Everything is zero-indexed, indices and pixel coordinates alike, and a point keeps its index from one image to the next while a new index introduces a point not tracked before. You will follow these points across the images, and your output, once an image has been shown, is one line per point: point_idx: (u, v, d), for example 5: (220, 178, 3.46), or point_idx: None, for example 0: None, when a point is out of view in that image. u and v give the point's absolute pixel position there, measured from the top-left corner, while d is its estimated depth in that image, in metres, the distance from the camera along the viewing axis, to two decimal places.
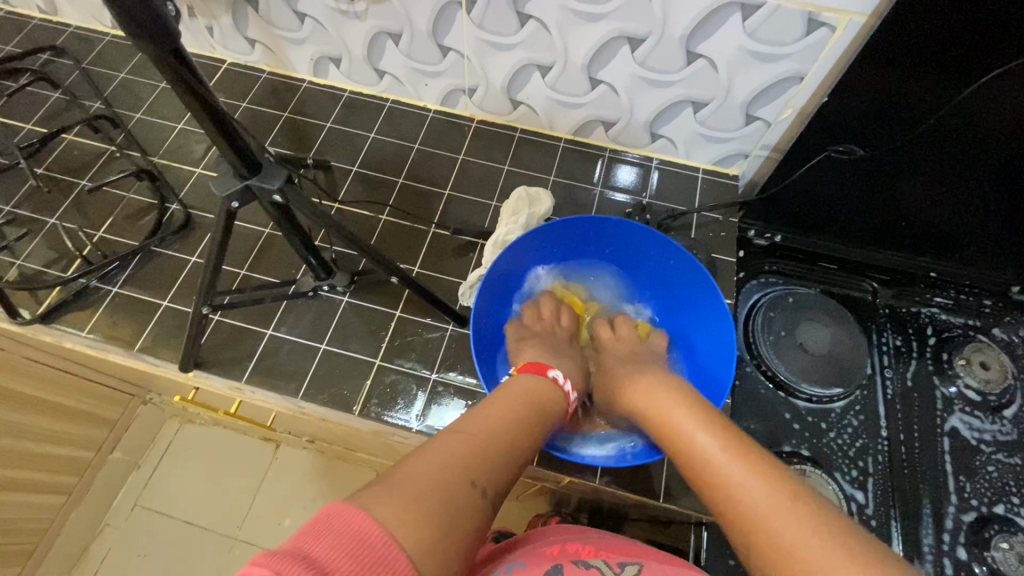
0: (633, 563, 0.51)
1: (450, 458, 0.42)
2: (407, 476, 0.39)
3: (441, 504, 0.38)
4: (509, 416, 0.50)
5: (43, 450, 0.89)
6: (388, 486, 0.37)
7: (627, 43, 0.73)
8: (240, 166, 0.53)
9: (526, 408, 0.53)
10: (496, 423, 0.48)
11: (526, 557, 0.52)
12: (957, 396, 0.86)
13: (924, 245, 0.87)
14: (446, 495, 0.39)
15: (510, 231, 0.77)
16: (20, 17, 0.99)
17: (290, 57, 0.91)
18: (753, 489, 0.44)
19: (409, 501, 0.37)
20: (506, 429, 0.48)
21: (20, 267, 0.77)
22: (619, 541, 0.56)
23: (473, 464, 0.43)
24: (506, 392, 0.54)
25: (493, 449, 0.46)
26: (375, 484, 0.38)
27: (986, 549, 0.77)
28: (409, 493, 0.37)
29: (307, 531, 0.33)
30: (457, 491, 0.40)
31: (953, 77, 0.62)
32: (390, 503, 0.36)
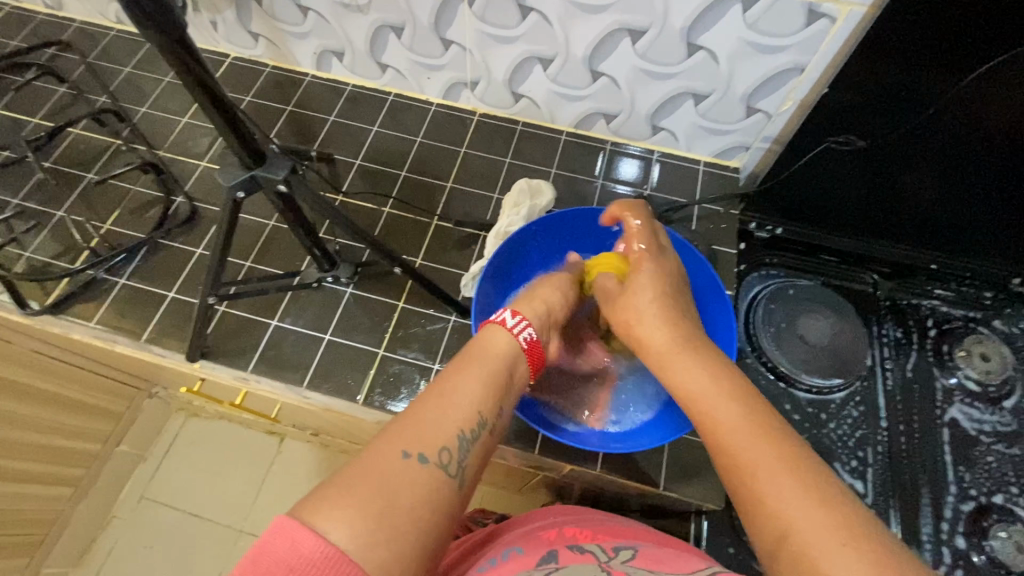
0: (629, 547, 0.49)
1: (401, 439, 0.41)
2: (355, 469, 0.39)
3: (387, 497, 0.38)
4: (474, 376, 0.48)
5: (51, 440, 0.90)
6: (338, 487, 0.37)
7: (628, 35, 0.74)
8: (246, 156, 0.54)
9: (496, 366, 0.50)
10: (457, 388, 0.46)
11: (523, 543, 0.52)
12: (956, 387, 0.87)
13: (925, 237, 0.88)
14: (394, 485, 0.39)
15: (511, 223, 0.78)
16: (26, 12, 1.00)
17: (293, 51, 0.92)
18: (757, 453, 0.42)
19: (355, 507, 0.36)
20: (468, 392, 0.46)
21: (28, 259, 0.78)
22: (620, 526, 0.56)
23: (432, 435, 0.42)
24: (479, 347, 0.51)
25: (455, 418, 0.44)
26: (324, 486, 0.38)
27: (985, 538, 0.77)
28: (351, 494, 0.37)
29: (257, 554, 0.34)
30: (410, 474, 0.39)
31: (953, 67, 0.63)
32: (337, 510, 0.36)
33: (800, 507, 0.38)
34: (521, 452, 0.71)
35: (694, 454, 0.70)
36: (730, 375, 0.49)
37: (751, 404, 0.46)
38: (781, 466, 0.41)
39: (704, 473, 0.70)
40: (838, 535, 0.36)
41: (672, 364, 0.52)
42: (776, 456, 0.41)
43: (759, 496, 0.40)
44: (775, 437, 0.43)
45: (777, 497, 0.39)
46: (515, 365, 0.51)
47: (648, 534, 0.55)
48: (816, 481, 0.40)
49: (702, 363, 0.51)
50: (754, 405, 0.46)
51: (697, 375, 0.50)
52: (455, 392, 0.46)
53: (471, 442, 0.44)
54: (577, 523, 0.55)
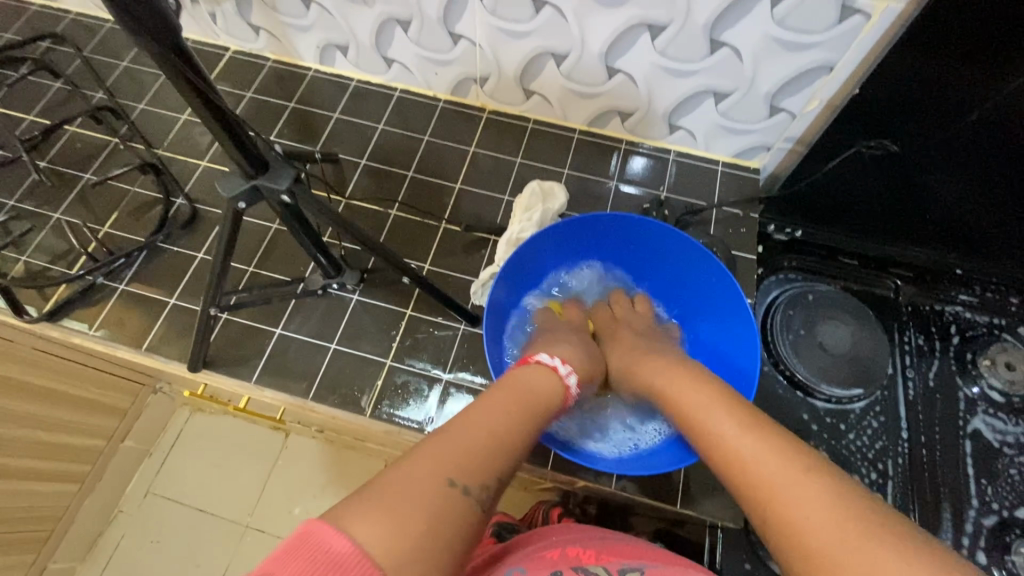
0: (634, 568, 0.48)
1: (448, 459, 0.37)
2: (397, 478, 0.35)
3: (427, 520, 0.34)
4: (514, 403, 0.45)
5: (57, 440, 0.89)
6: (374, 501, 0.33)
7: (647, 30, 0.70)
8: (246, 166, 0.51)
9: (535, 402, 0.47)
10: (497, 416, 0.43)
11: (526, 565, 0.50)
12: (979, 397, 0.84)
13: (950, 242, 0.84)
14: (433, 510, 0.34)
15: (522, 229, 0.75)
16: (18, 3, 0.96)
17: (296, 44, 0.88)
18: (796, 492, 0.38)
19: (393, 517, 0.33)
20: (512, 429, 0.43)
21: (26, 262, 0.76)
22: (625, 545, 0.54)
23: (469, 470, 0.38)
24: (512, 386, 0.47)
25: (496, 452, 0.41)
26: (359, 497, 0.34)
27: (1007, 554, 0.75)
28: (389, 508, 0.33)
29: (284, 557, 0.30)
30: (451, 504, 0.35)
31: (997, 68, 0.59)
32: (378, 522, 0.32)
33: (851, 549, 0.34)
34: (532, 467, 0.69)
35: (707, 470, 0.68)
36: (758, 417, 0.45)
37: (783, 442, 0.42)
38: (817, 504, 0.37)
39: (723, 490, 0.67)
40: (858, 545, 0.34)
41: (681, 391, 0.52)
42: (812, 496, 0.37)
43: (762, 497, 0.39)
44: (808, 470, 0.39)
45: (822, 530, 0.35)
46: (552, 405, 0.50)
47: (652, 549, 0.54)
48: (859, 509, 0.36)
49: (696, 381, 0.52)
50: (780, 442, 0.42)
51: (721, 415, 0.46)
52: (497, 423, 0.42)
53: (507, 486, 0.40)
54: (581, 543, 0.53)
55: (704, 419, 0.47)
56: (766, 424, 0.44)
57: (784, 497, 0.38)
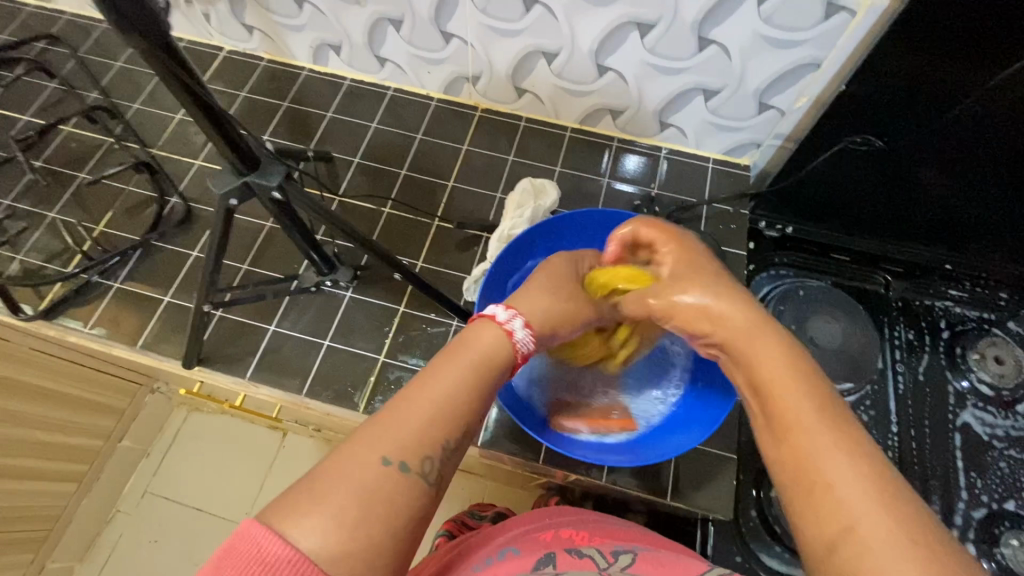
0: (626, 550, 0.49)
1: (380, 442, 0.39)
2: (327, 471, 0.38)
3: (362, 506, 0.36)
4: (458, 371, 0.44)
5: (54, 438, 0.90)
6: (305, 497, 0.36)
7: (637, 28, 0.71)
8: (239, 162, 0.52)
9: (484, 367, 0.45)
10: (440, 389, 0.43)
11: (519, 543, 0.51)
12: (969, 391, 0.85)
13: (939, 237, 0.85)
14: (369, 493, 0.37)
15: (514, 226, 0.76)
16: (13, 4, 0.97)
17: (289, 44, 0.89)
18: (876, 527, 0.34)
19: (322, 512, 0.35)
20: (453, 390, 0.43)
21: (22, 261, 0.76)
22: (617, 528, 0.55)
23: (402, 446, 0.39)
24: (462, 352, 0.45)
25: (438, 423, 0.41)
26: (290, 494, 0.36)
27: (996, 545, 0.76)
28: (320, 500, 0.36)
29: (222, 554, 0.33)
30: (385, 483, 0.38)
31: (981, 62, 0.59)
32: (309, 512, 0.35)
33: (905, 563, 0.32)
34: (524, 461, 0.70)
35: (698, 463, 0.69)
36: (827, 398, 0.41)
37: (877, 470, 0.37)
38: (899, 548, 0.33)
39: (713, 483, 0.68)
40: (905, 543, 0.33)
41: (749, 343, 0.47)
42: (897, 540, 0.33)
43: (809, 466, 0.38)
44: (899, 508, 0.35)
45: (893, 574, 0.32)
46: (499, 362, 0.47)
47: (643, 532, 0.56)
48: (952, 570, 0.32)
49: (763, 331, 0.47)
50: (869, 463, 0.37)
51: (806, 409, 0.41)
52: (435, 395, 0.42)
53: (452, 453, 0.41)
54: (575, 525, 0.55)
55: (784, 401, 0.42)
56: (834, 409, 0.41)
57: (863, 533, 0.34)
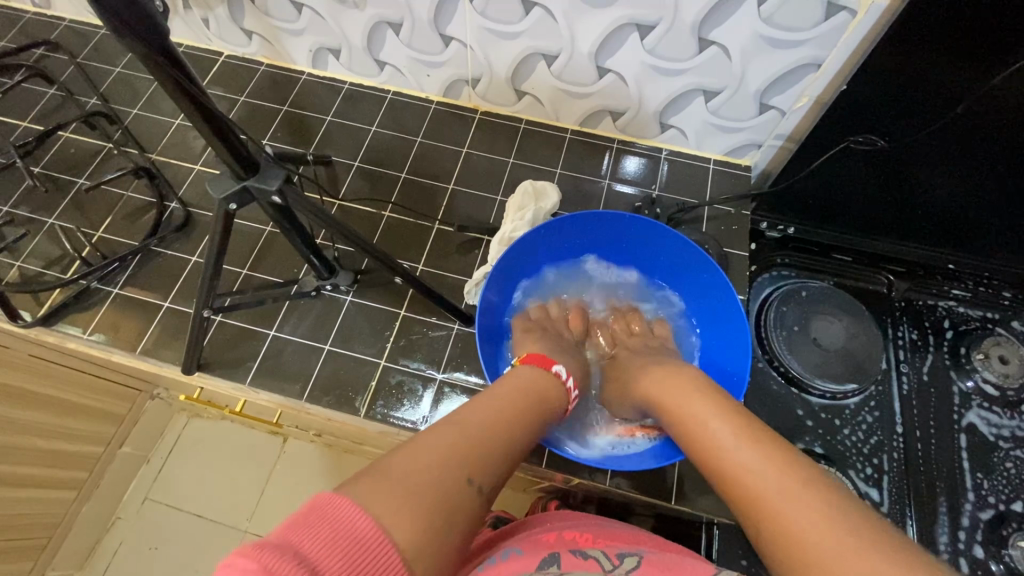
0: (632, 552, 0.49)
1: (454, 458, 0.41)
2: (401, 464, 0.38)
3: (439, 509, 0.37)
4: (514, 419, 0.48)
5: (53, 446, 0.89)
6: (385, 478, 0.37)
7: (636, 30, 0.70)
8: (237, 167, 0.52)
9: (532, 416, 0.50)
10: (501, 426, 0.46)
11: (524, 544, 0.51)
12: (974, 391, 0.84)
13: (942, 236, 0.85)
14: (445, 489, 0.38)
15: (515, 228, 0.76)
16: (12, 10, 0.97)
17: (288, 48, 0.88)
18: (798, 519, 0.38)
19: (403, 493, 0.36)
20: (507, 424, 0.47)
21: (21, 267, 0.76)
22: (621, 530, 0.55)
23: (476, 460, 0.42)
24: (511, 391, 0.51)
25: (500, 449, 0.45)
26: (370, 475, 0.37)
27: (1004, 547, 0.75)
28: (403, 490, 0.36)
29: (302, 520, 0.33)
30: (461, 487, 0.39)
31: (985, 59, 0.59)
32: (391, 495, 0.36)
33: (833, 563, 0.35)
34: (527, 465, 0.69)
35: None
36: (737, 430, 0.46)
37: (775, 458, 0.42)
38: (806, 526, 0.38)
39: None
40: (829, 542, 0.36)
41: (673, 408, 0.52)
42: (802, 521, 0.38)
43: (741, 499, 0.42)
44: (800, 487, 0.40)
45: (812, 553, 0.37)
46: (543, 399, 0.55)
47: (646, 535, 0.55)
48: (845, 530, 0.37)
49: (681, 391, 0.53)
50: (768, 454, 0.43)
51: (714, 431, 0.47)
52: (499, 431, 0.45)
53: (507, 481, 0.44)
54: (578, 526, 0.54)
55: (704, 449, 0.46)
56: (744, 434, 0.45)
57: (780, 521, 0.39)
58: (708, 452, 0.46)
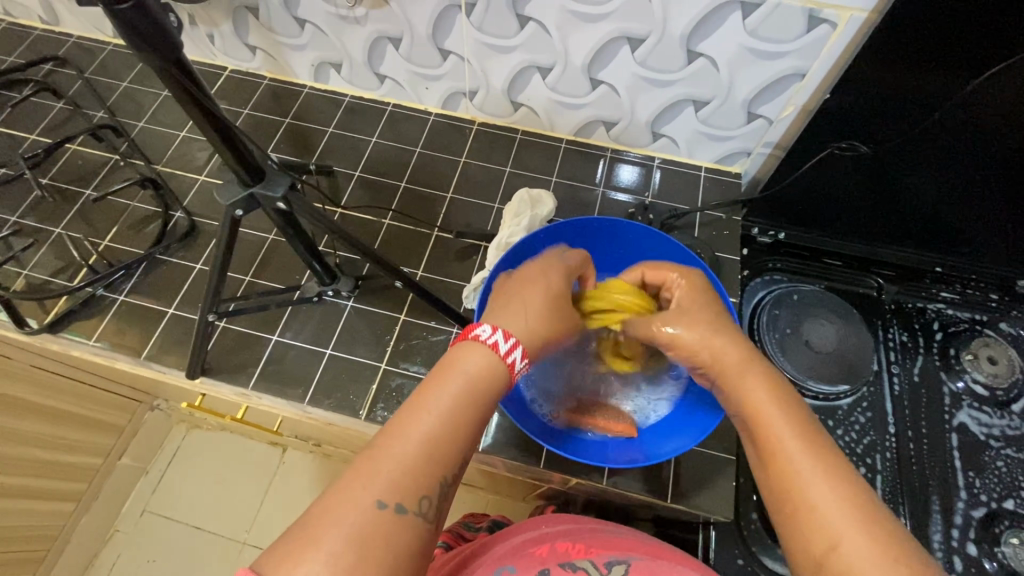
0: (620, 562, 0.51)
1: (375, 484, 0.40)
2: (322, 518, 0.39)
3: (359, 549, 0.38)
4: (445, 416, 0.44)
5: (53, 456, 0.89)
6: (305, 538, 0.38)
7: (627, 43, 0.73)
8: (244, 174, 0.54)
9: (468, 409, 0.45)
10: (427, 430, 0.43)
11: (516, 560, 0.52)
12: (964, 391, 0.86)
13: (929, 240, 0.87)
14: (367, 536, 0.38)
15: (512, 234, 0.78)
16: (22, 28, 1.00)
17: (291, 63, 0.91)
18: (849, 534, 0.40)
19: (322, 553, 0.37)
20: (448, 425, 0.43)
21: (27, 276, 0.77)
22: (611, 530, 0.57)
23: (399, 487, 0.40)
24: (448, 390, 0.45)
25: (435, 459, 0.42)
26: (292, 535, 0.38)
27: (996, 545, 0.76)
28: (317, 547, 0.37)
29: None
30: (385, 526, 0.39)
31: (959, 67, 0.62)
32: (313, 560, 0.37)
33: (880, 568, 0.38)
34: (525, 466, 0.70)
35: (699, 464, 0.70)
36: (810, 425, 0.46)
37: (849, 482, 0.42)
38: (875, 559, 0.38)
39: (712, 485, 0.69)
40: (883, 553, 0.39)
41: (746, 378, 0.49)
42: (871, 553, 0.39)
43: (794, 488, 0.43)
44: (876, 522, 0.40)
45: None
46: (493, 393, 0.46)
47: (638, 535, 0.57)
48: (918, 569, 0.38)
49: (753, 366, 0.49)
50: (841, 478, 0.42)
51: (792, 438, 0.45)
52: (426, 434, 0.43)
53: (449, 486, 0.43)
54: (569, 531, 0.55)
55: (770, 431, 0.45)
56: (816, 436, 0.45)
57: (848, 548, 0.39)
58: (780, 456, 0.44)
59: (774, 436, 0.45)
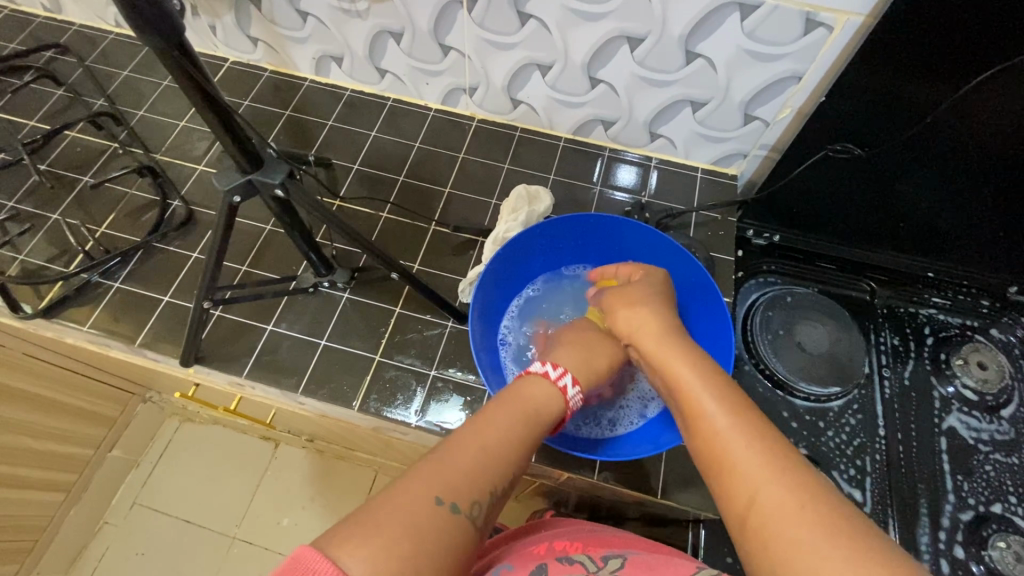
0: (618, 555, 0.50)
1: (439, 480, 0.41)
2: (387, 505, 0.38)
3: (416, 542, 0.37)
4: (513, 428, 0.47)
5: (44, 446, 0.89)
6: (362, 523, 0.37)
7: (627, 42, 0.74)
8: (242, 160, 0.54)
9: (533, 421, 0.50)
10: (491, 436, 0.46)
11: (513, 560, 0.52)
12: (954, 396, 0.87)
13: (921, 246, 0.88)
14: (426, 529, 0.38)
15: (508, 229, 0.78)
16: (24, 15, 1.00)
17: (293, 56, 0.92)
18: (762, 480, 0.40)
19: (378, 537, 0.36)
20: (507, 440, 0.46)
21: (22, 262, 0.77)
22: (612, 536, 0.55)
23: (461, 488, 0.41)
24: (510, 409, 0.49)
25: (494, 469, 0.44)
26: (344, 524, 0.37)
27: (983, 548, 0.77)
28: (378, 532, 0.36)
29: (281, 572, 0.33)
30: (443, 521, 0.39)
31: (948, 76, 0.63)
32: (364, 548, 0.35)
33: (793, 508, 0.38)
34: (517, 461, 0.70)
35: (691, 461, 0.70)
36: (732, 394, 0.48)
37: (770, 438, 0.43)
38: (788, 494, 0.39)
39: (702, 482, 0.69)
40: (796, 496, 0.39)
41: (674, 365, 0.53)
42: (781, 485, 0.39)
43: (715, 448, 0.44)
44: (788, 469, 0.40)
45: (792, 535, 0.37)
46: (550, 426, 0.52)
47: (639, 541, 0.55)
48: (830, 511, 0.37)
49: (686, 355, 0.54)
50: (763, 439, 0.43)
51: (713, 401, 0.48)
52: (496, 440, 0.46)
53: (501, 500, 0.44)
54: (568, 536, 0.55)
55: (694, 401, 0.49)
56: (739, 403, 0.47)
57: (767, 487, 0.40)
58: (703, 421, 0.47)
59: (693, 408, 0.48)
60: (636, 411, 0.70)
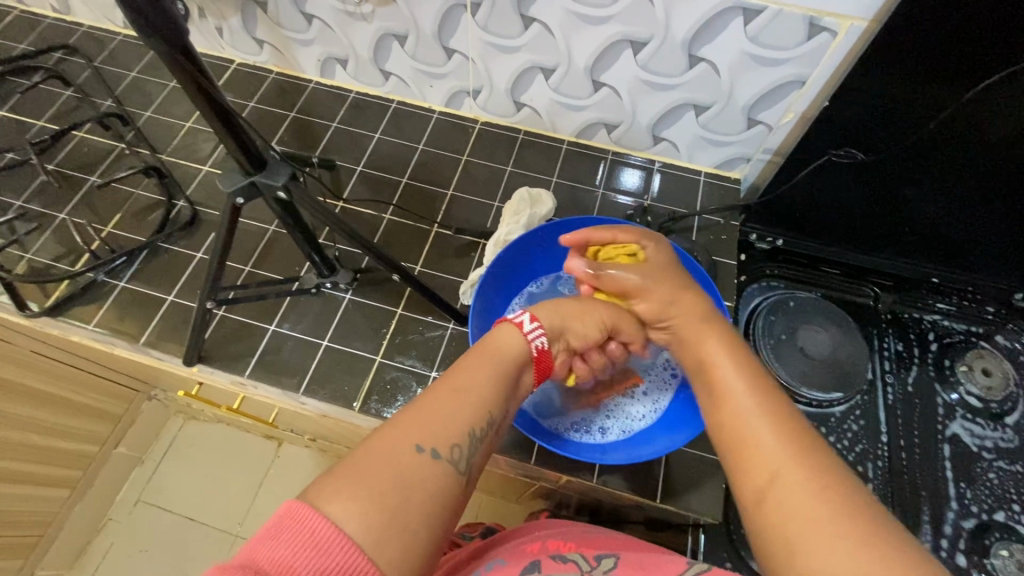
0: (610, 555, 0.50)
1: (413, 430, 0.42)
2: (367, 456, 0.40)
3: (399, 492, 0.39)
4: (484, 372, 0.48)
5: (50, 442, 0.90)
6: (347, 477, 0.38)
7: (630, 46, 0.74)
8: (246, 162, 0.54)
9: (504, 368, 0.50)
10: (464, 382, 0.47)
11: (507, 557, 0.52)
12: (958, 403, 0.86)
13: (927, 250, 0.87)
14: (406, 477, 0.40)
15: (510, 231, 0.78)
16: (34, 16, 1.01)
17: (298, 58, 0.92)
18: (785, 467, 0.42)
19: (360, 488, 0.38)
20: (481, 386, 0.47)
21: (29, 260, 0.78)
22: (604, 534, 0.56)
23: (434, 435, 0.42)
24: (477, 358, 0.49)
25: (466, 412, 0.45)
26: (331, 477, 0.39)
27: (986, 556, 0.76)
28: (363, 481, 0.38)
29: (274, 527, 0.36)
30: (423, 469, 0.40)
31: (953, 81, 0.63)
32: (349, 501, 0.37)
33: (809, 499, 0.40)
34: (517, 463, 0.70)
35: (692, 465, 0.70)
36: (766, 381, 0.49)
37: (796, 425, 0.45)
38: (810, 486, 0.40)
39: (702, 487, 0.69)
40: (818, 489, 0.40)
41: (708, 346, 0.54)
42: (806, 477, 0.41)
43: (739, 428, 0.46)
44: (810, 459, 0.42)
45: (806, 522, 0.39)
46: (522, 370, 0.52)
47: (630, 540, 0.56)
48: (846, 499, 0.39)
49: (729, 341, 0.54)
50: (783, 422, 0.45)
51: (740, 386, 0.49)
52: (462, 387, 0.46)
53: (480, 441, 0.45)
54: (561, 534, 0.55)
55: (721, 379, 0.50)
56: (773, 392, 0.48)
57: (789, 477, 0.41)
58: (729, 401, 0.48)
59: (723, 390, 0.50)
60: (623, 421, 0.68)
